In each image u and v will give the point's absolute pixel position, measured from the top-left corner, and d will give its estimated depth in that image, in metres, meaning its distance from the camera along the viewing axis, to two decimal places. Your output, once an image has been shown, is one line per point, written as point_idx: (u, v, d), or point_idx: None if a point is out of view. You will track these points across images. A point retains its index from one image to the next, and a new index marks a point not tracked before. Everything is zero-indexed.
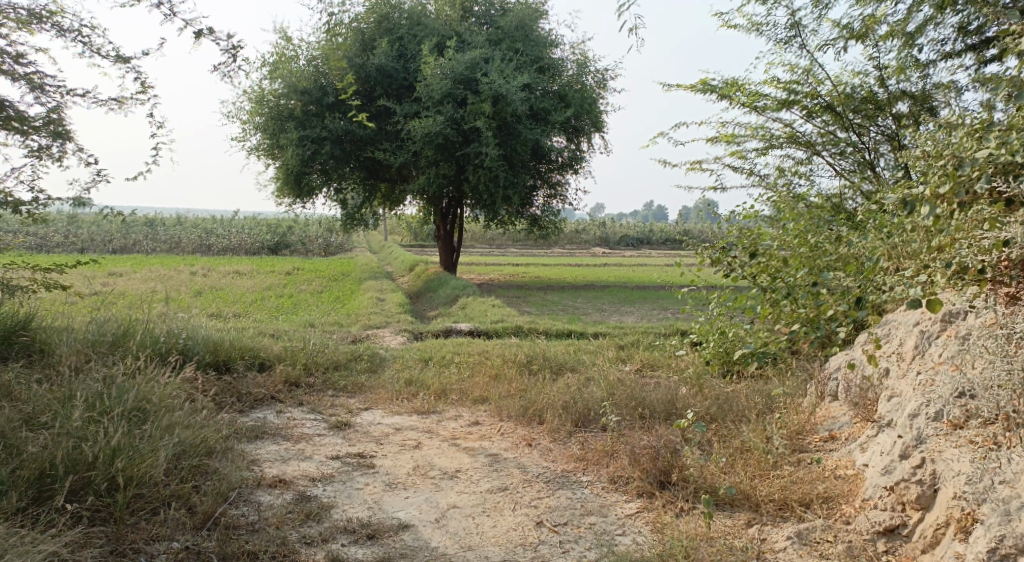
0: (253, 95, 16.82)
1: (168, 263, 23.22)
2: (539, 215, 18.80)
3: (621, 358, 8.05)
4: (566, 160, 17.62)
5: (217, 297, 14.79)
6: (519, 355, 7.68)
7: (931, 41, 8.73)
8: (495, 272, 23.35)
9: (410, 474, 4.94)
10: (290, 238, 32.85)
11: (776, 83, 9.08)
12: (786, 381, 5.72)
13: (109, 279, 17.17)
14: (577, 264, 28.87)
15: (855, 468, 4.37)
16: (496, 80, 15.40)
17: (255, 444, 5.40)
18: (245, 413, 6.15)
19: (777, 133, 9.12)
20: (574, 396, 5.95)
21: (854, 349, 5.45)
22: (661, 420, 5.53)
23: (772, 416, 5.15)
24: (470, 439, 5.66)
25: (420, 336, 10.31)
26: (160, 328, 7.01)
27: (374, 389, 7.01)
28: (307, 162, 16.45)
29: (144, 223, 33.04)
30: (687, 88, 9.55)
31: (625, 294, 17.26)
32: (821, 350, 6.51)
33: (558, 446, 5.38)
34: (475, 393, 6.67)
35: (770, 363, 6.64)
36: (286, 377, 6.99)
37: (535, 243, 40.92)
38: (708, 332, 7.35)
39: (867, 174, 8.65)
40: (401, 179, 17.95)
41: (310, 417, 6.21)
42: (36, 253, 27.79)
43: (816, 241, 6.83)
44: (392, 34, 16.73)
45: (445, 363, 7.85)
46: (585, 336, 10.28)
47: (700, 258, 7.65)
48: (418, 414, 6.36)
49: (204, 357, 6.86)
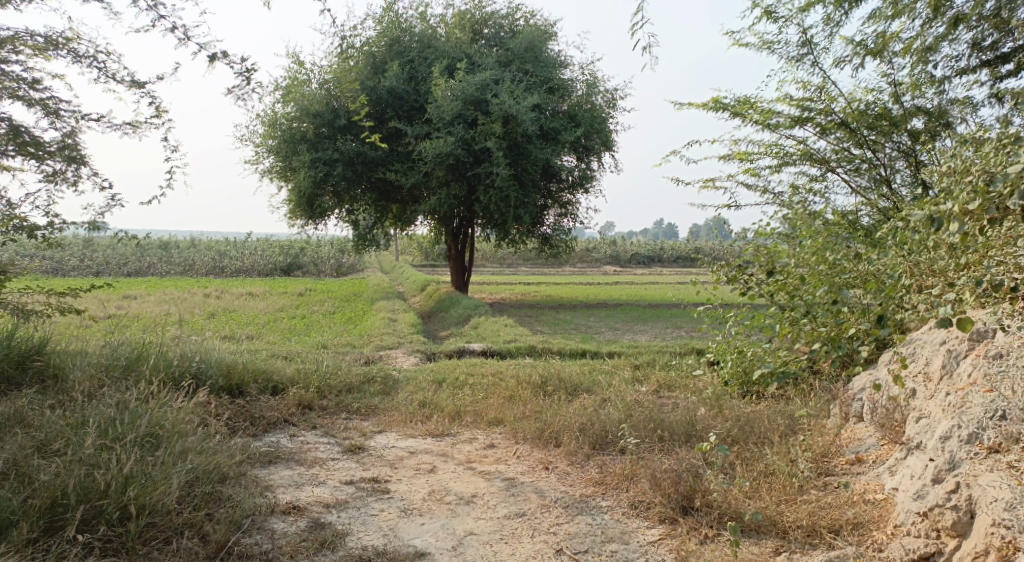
0: (266, 118, 16.92)
1: (181, 285, 23.32)
2: (550, 233, 18.76)
3: (637, 378, 7.95)
4: (577, 180, 17.60)
5: (230, 319, 14.79)
6: (534, 376, 7.59)
7: (946, 57, 8.65)
8: (506, 291, 23.30)
9: (425, 500, 4.86)
10: (302, 260, 32.96)
11: (789, 100, 9.03)
12: (808, 402, 5.60)
13: (123, 302, 17.22)
14: (588, 282, 28.82)
15: (884, 493, 4.26)
16: (506, 100, 15.42)
17: (268, 469, 5.33)
18: (258, 437, 6.09)
19: (791, 150, 9.05)
20: (591, 418, 5.86)
21: (879, 370, 5.36)
22: (681, 442, 5.43)
23: (795, 438, 5.04)
24: (486, 462, 5.57)
25: (432, 357, 10.24)
26: (173, 352, 6.97)
27: (387, 412, 6.93)
28: (319, 184, 16.51)
29: (157, 246, 33.26)
30: (700, 106, 9.50)
31: (637, 313, 17.15)
32: (842, 370, 6.41)
33: (576, 470, 5.28)
34: (489, 415, 6.58)
35: (790, 383, 6.53)
36: (299, 401, 6.92)
37: (546, 262, 40.89)
38: (726, 352, 7.26)
39: (883, 190, 8.54)
40: (413, 200, 17.97)
41: (323, 440, 6.14)
42: (50, 276, 27.99)
43: (835, 258, 6.73)
44: (403, 57, 16.83)
45: (459, 384, 7.78)
46: (599, 356, 10.18)
47: (716, 276, 7.60)
48: (432, 437, 6.27)
49: (217, 381, 6.81)
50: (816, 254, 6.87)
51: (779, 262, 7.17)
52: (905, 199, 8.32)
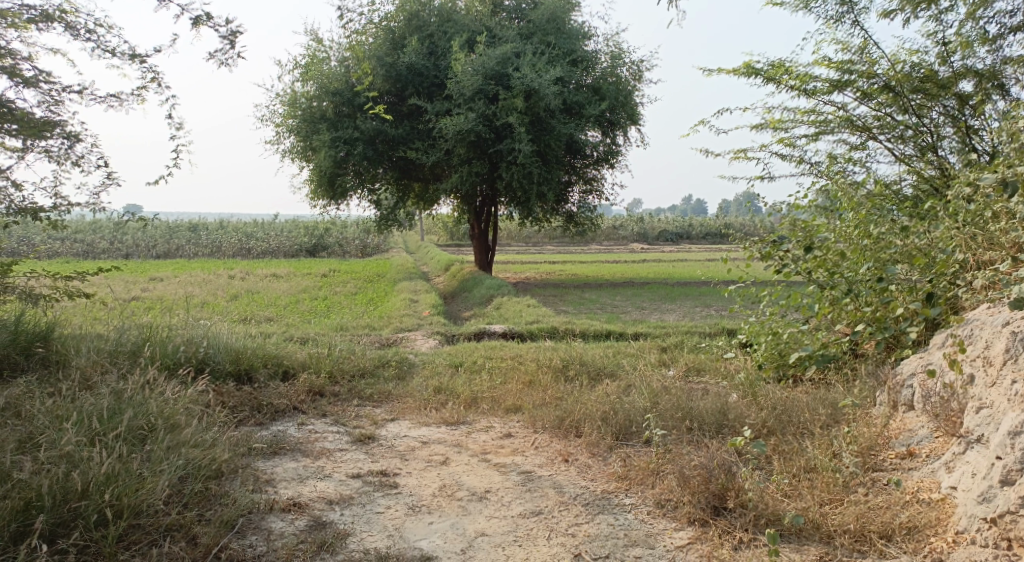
0: (286, 97, 16.61)
1: (206, 268, 23.27)
2: (575, 211, 18.28)
3: (664, 362, 7.53)
4: (602, 155, 17.06)
5: (251, 301, 14.59)
6: (554, 360, 7.22)
7: (999, 13, 8.06)
8: (531, 271, 22.90)
9: (435, 496, 4.51)
10: (327, 240, 32.75)
11: (828, 63, 8.49)
12: (852, 390, 5.19)
13: (147, 284, 17.11)
14: (616, 260, 28.27)
15: (940, 492, 3.88)
16: (528, 74, 14.92)
17: (271, 461, 5.01)
18: (263, 427, 5.78)
19: (830, 117, 8.52)
20: (615, 406, 5.47)
21: (931, 353, 4.94)
22: (711, 432, 5.03)
23: (838, 429, 4.64)
24: (502, 453, 5.21)
25: (451, 339, 9.90)
26: (181, 336, 6.67)
27: (401, 398, 6.60)
28: (340, 163, 16.19)
29: (185, 229, 33.28)
30: (732, 73, 8.98)
31: (665, 291, 16.67)
32: (888, 352, 6.00)
33: (598, 462, 4.91)
34: (507, 402, 6.25)
35: (831, 368, 6.12)
36: (309, 386, 6.60)
37: (571, 240, 40.36)
38: (758, 333, 6.81)
39: (930, 158, 8.00)
40: (435, 178, 17.60)
41: (332, 429, 5.81)
42: (79, 258, 28.07)
43: (879, 232, 6.29)
44: (422, 31, 16.35)
45: (477, 369, 7.42)
46: (626, 337, 9.76)
47: (748, 253, 7.11)
48: (447, 425, 5.94)
49: (225, 367, 6.51)
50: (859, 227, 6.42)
51: (818, 237, 6.70)
52: (954, 168, 7.80)
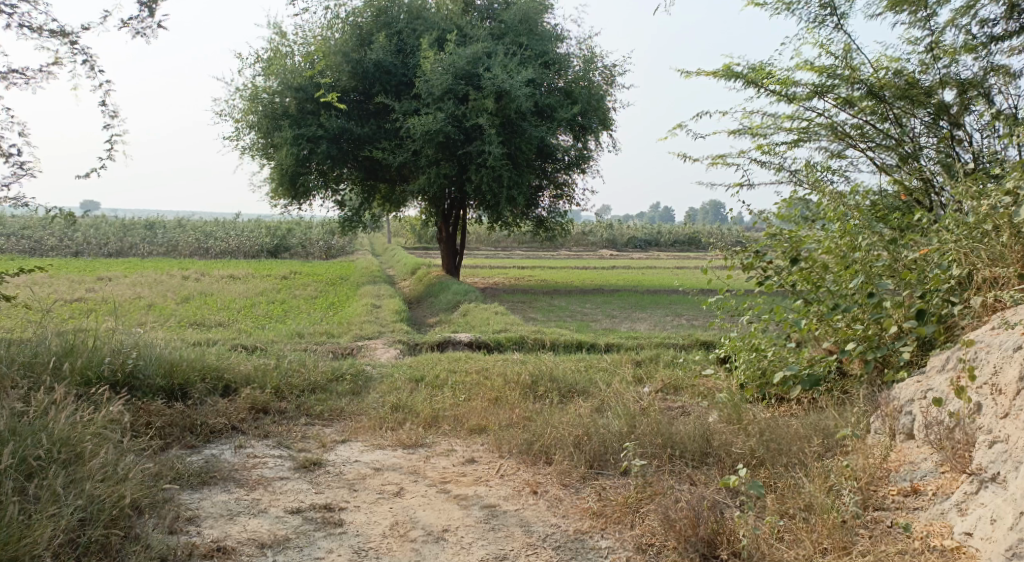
0: (247, 92, 15.91)
1: (161, 267, 22.45)
2: (544, 216, 17.81)
3: (639, 379, 7.07)
4: (573, 159, 16.62)
5: (204, 304, 13.88)
6: (523, 375, 6.72)
7: (983, 21, 7.77)
8: (499, 276, 22.40)
9: (385, 536, 3.99)
10: (290, 241, 31.90)
11: (810, 67, 8.12)
12: (844, 414, 4.77)
13: (96, 284, 16.25)
14: (586, 266, 27.86)
15: (954, 540, 3.46)
16: (499, 74, 14.43)
17: (199, 494, 4.46)
18: (195, 452, 5.20)
19: (810, 123, 8.16)
20: (588, 429, 4.99)
21: (931, 376, 4.53)
22: (694, 460, 4.58)
23: (836, 460, 4.22)
24: (463, 483, 4.70)
25: (415, 348, 9.37)
26: (109, 345, 6.05)
27: (355, 417, 6.05)
28: (303, 161, 15.53)
29: (144, 227, 32.21)
30: (710, 75, 8.57)
31: (635, 299, 16.27)
32: (878, 374, 5.60)
33: (570, 495, 4.41)
34: (471, 422, 5.73)
35: (818, 388, 5.70)
36: (252, 403, 6.02)
37: (540, 245, 39.89)
38: (740, 351, 6.41)
39: (911, 168, 7.64)
40: (402, 179, 17.01)
41: (274, 453, 5.26)
42: (27, 255, 26.94)
43: (868, 243, 5.89)
44: (390, 28, 15.78)
45: (439, 384, 6.88)
46: (598, 349, 9.29)
47: (729, 263, 6.70)
48: (404, 448, 5.40)
49: (157, 381, 5.91)
50: (844, 238, 5.99)
51: (803, 248, 6.27)
52: (936, 180, 7.47)
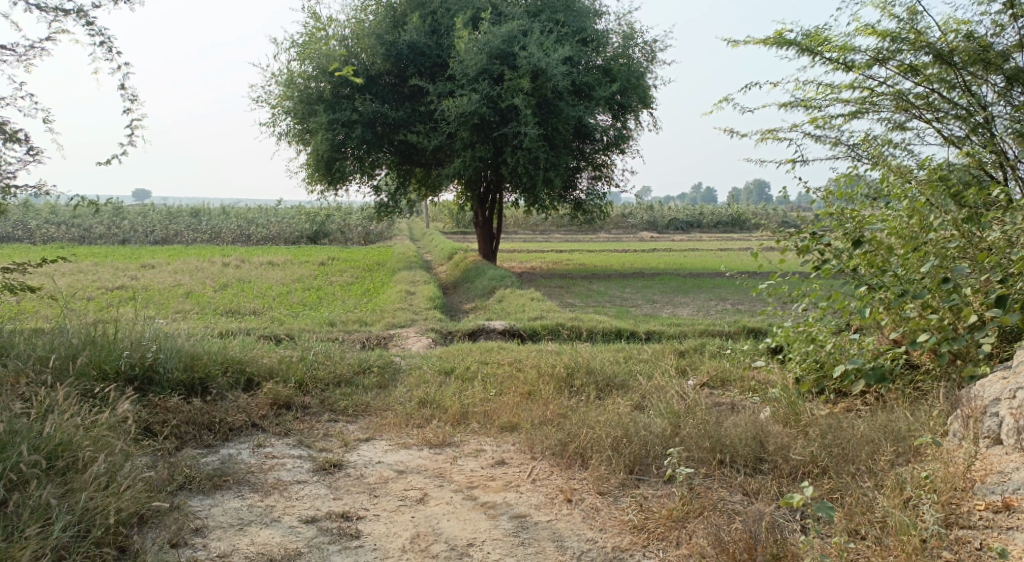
0: (282, 77, 15.64)
1: (203, 253, 22.50)
2: (583, 199, 17.31)
3: (683, 371, 6.60)
4: (611, 139, 16.08)
5: (240, 291, 13.73)
6: (557, 367, 6.32)
7: None
8: (537, 260, 21.97)
9: (405, 551, 3.64)
10: (329, 226, 31.87)
11: (871, 32, 7.49)
12: (917, 416, 4.27)
13: (136, 272, 16.22)
14: (626, 249, 27.33)
15: None
16: (535, 53, 13.93)
17: (209, 500, 4.15)
18: (211, 451, 4.91)
19: (869, 93, 7.56)
20: (628, 430, 4.56)
21: (1019, 373, 4.01)
22: (747, 466, 4.15)
23: (911, 470, 3.73)
24: (491, 489, 4.32)
25: (448, 337, 9.02)
26: (129, 336, 5.78)
27: (381, 413, 5.71)
28: (338, 146, 15.22)
29: (188, 214, 32.49)
30: (761, 43, 7.98)
31: (677, 283, 15.71)
32: (953, 368, 5.10)
33: (608, 505, 4.00)
34: (502, 419, 5.35)
35: (886, 385, 5.17)
36: (274, 398, 5.70)
37: (580, 227, 39.33)
38: (795, 342, 5.91)
39: (982, 140, 7.01)
40: (437, 163, 16.65)
41: (293, 453, 4.94)
42: (74, 243, 27.29)
43: (939, 224, 5.36)
44: (424, 8, 15.32)
45: (471, 377, 6.52)
46: (639, 337, 8.81)
47: (782, 246, 6.15)
48: (430, 448, 5.04)
49: (176, 376, 5.62)
50: (914, 216, 5.44)
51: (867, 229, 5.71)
52: (1011, 154, 6.83)
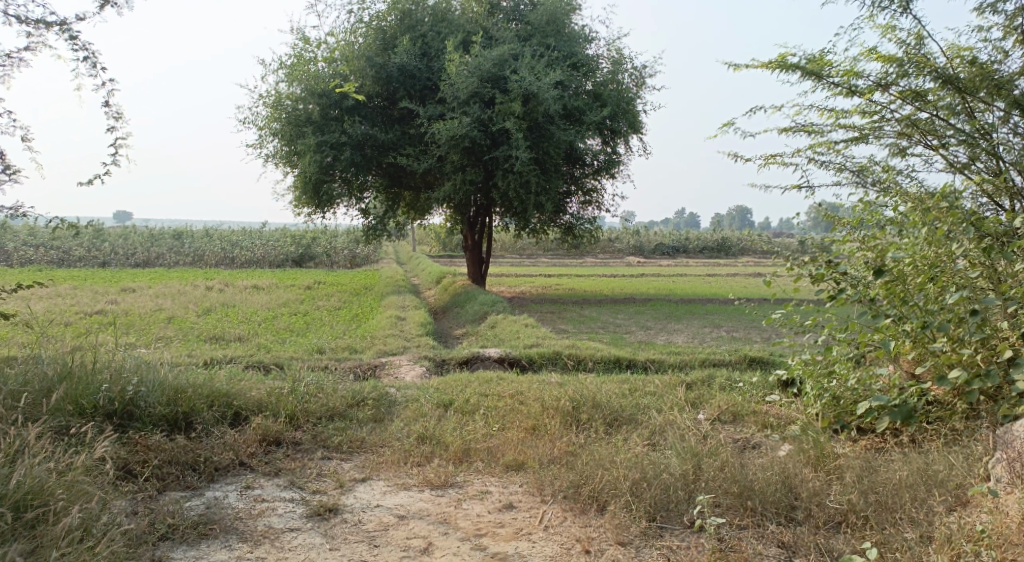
0: (270, 99, 15.34)
1: (185, 277, 22.04)
2: (572, 223, 17.10)
3: (693, 404, 6.30)
4: (602, 164, 15.91)
5: (224, 316, 13.32)
6: (562, 400, 6.00)
7: None
8: (526, 284, 21.73)
9: None
10: (314, 249, 31.47)
11: (876, 56, 7.31)
12: (956, 457, 4.01)
13: (116, 296, 15.75)
14: (614, 274, 27.18)
15: None
16: (527, 76, 13.76)
17: (194, 552, 3.80)
18: (195, 495, 4.56)
19: (873, 119, 7.37)
20: (646, 472, 4.26)
21: None
22: (779, 515, 3.87)
23: (961, 520, 3.47)
24: (501, 538, 3.99)
25: (442, 365, 8.69)
26: (108, 368, 5.41)
27: (377, 450, 5.37)
28: (326, 169, 14.93)
29: (170, 237, 31.97)
30: (763, 67, 7.79)
31: (669, 309, 15.49)
32: (982, 406, 4.87)
33: (630, 558, 3.71)
34: (507, 457, 5.03)
35: (912, 423, 4.92)
36: (263, 434, 5.34)
37: (566, 252, 39.19)
38: (812, 376, 5.65)
39: (989, 167, 6.78)
40: (426, 186, 16.40)
41: (284, 496, 4.59)
42: (53, 266, 26.70)
43: (962, 253, 5.14)
44: (414, 32, 15.14)
45: (469, 411, 6.19)
46: (639, 367, 8.51)
47: (796, 274, 5.91)
48: (431, 489, 4.71)
49: (158, 411, 5.26)
50: (934, 244, 5.24)
51: (887, 257, 5.50)
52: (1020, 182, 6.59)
